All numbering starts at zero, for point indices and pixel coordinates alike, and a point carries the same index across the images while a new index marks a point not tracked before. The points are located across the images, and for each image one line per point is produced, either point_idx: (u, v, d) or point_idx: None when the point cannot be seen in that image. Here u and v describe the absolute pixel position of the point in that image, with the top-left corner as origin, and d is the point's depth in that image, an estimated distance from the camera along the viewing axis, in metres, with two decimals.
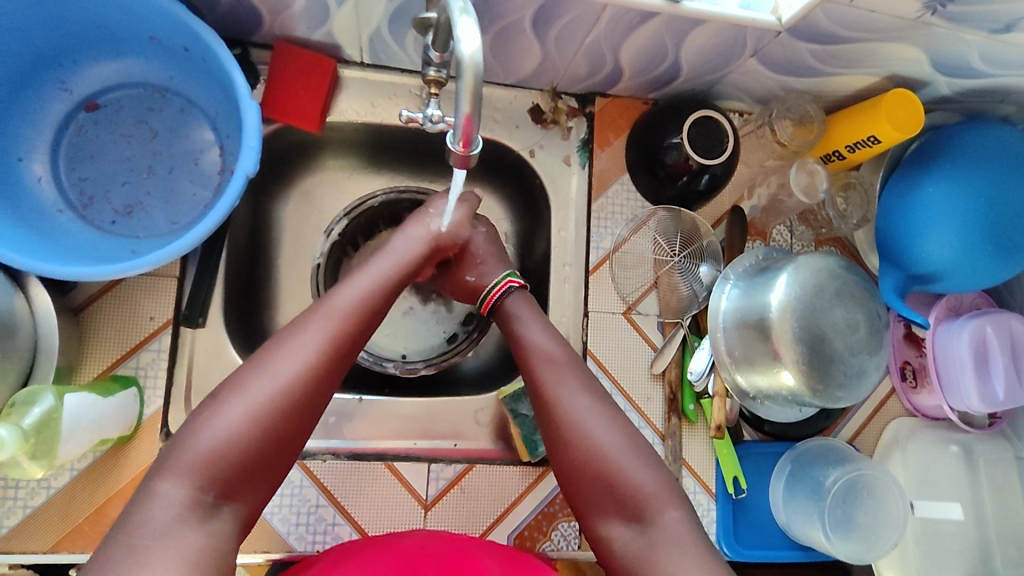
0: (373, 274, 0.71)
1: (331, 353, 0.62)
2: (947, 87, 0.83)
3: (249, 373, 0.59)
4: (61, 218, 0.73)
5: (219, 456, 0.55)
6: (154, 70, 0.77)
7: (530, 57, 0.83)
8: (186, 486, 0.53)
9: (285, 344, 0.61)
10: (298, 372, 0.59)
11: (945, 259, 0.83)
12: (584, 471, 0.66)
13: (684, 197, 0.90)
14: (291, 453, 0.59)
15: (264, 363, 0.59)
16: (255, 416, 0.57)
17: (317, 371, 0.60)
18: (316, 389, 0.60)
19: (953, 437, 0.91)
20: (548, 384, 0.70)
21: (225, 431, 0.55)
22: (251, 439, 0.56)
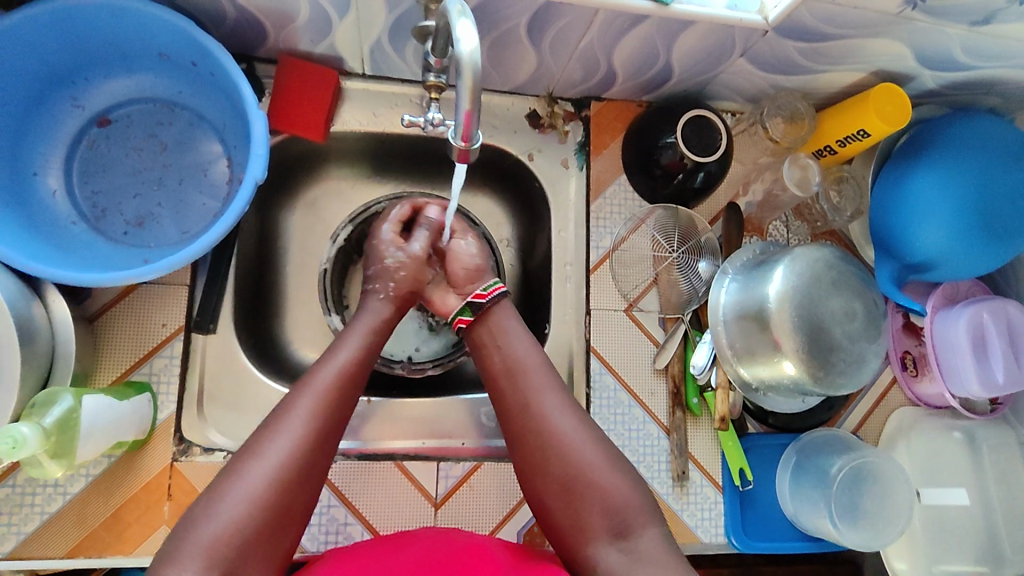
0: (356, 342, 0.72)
1: (322, 429, 0.62)
2: (933, 80, 0.85)
3: (243, 460, 0.59)
4: (75, 230, 0.76)
5: (222, 543, 0.54)
6: (164, 85, 0.79)
7: (526, 64, 0.85)
8: (192, 572, 0.52)
9: (276, 427, 0.61)
10: (292, 452, 0.60)
11: (939, 247, 0.85)
12: (564, 490, 0.67)
13: (680, 195, 0.92)
14: (293, 528, 0.59)
15: (257, 448, 0.59)
16: (256, 500, 0.56)
17: (309, 450, 0.60)
18: (309, 468, 0.60)
19: (955, 424, 0.92)
20: (531, 401, 0.71)
21: (227, 518, 0.55)
22: (251, 522, 0.55)
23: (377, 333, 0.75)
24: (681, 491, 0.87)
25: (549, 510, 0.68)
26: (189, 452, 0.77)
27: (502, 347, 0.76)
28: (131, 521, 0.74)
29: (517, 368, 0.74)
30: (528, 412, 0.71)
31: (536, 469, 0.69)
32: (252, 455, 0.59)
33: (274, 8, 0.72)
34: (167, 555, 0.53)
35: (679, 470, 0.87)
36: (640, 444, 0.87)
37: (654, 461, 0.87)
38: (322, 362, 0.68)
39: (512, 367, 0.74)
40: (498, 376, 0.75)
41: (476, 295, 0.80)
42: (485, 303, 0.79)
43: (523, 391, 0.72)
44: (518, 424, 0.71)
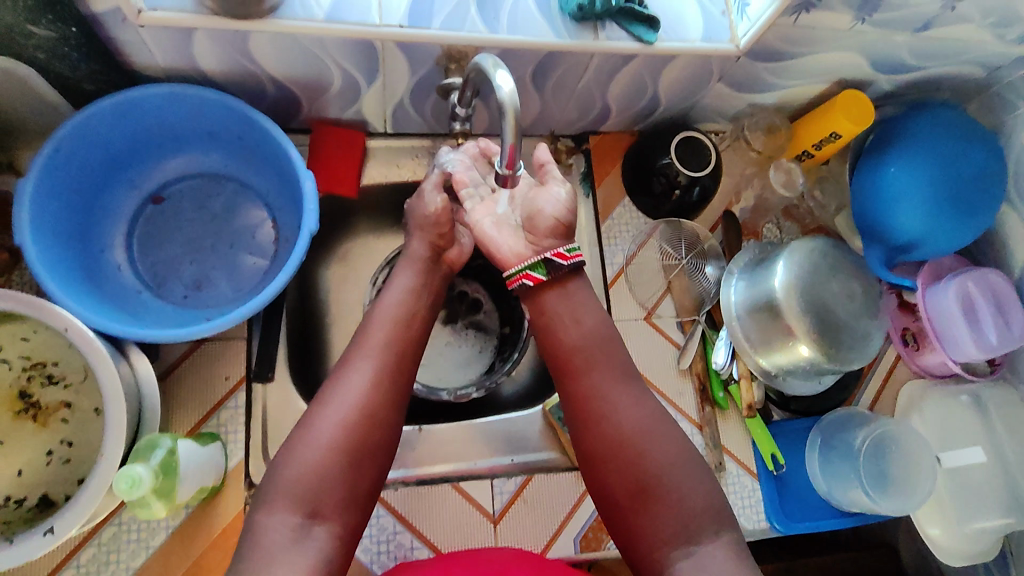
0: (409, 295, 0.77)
1: (383, 376, 0.68)
2: (889, 83, 0.96)
3: (315, 412, 0.65)
4: (141, 299, 0.82)
5: (303, 484, 0.60)
6: (211, 161, 0.88)
7: (530, 108, 0.95)
8: (283, 513, 0.59)
9: (340, 382, 0.67)
10: (357, 400, 0.66)
11: (919, 227, 0.94)
12: (636, 489, 0.66)
13: (681, 209, 1.01)
14: (370, 466, 0.64)
15: (325, 400, 0.66)
16: (329, 444, 0.63)
17: (373, 395, 0.67)
18: (377, 410, 0.66)
19: (961, 388, 0.99)
20: (601, 394, 0.70)
21: (305, 461, 0.62)
22: (325, 463, 0.62)
23: (430, 284, 0.79)
24: (719, 482, 0.92)
25: (621, 511, 0.67)
26: None
27: (576, 323, 0.73)
28: (212, 568, 0.78)
29: (582, 354, 0.72)
30: (594, 405, 0.70)
31: (606, 465, 0.68)
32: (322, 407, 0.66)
33: (310, 81, 0.81)
34: (259, 505, 0.60)
35: (716, 462, 0.92)
36: None
37: None
38: (373, 317, 0.74)
39: (578, 345, 0.73)
40: (563, 365, 0.73)
41: (557, 253, 0.73)
42: (565, 264, 0.73)
43: (591, 379, 0.71)
44: (590, 417, 0.70)
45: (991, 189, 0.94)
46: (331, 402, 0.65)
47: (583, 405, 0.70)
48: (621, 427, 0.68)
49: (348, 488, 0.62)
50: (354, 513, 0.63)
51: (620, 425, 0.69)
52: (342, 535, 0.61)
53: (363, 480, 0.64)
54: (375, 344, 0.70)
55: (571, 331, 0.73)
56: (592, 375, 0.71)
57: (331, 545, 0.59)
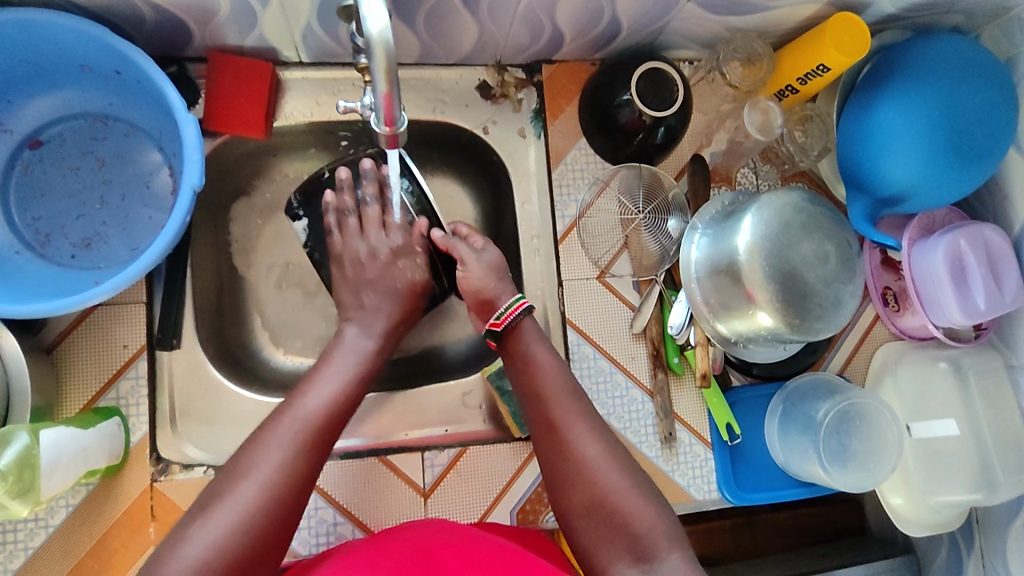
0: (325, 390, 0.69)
1: (308, 445, 0.62)
2: (891, 4, 0.82)
3: (226, 484, 0.58)
4: (20, 260, 0.74)
5: (206, 569, 0.52)
6: (91, 98, 0.77)
7: (467, 33, 0.82)
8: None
9: (258, 453, 0.61)
10: (280, 466, 0.60)
11: (913, 177, 0.83)
12: (592, 508, 0.64)
13: (642, 153, 0.89)
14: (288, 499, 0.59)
15: (248, 460, 0.60)
16: (255, 506, 0.57)
17: (298, 464, 0.61)
18: (304, 468, 0.62)
19: (941, 354, 0.90)
20: (558, 425, 0.69)
21: (211, 544, 0.54)
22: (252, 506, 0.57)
23: (354, 363, 0.73)
24: (670, 452, 0.86)
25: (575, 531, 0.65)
26: (168, 470, 0.75)
27: (527, 363, 0.73)
28: (118, 547, 0.72)
29: (543, 388, 0.71)
30: (554, 438, 0.69)
31: (562, 483, 0.67)
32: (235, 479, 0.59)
33: (192, 4, 0.68)
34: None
35: (666, 432, 0.86)
36: (625, 411, 0.87)
37: (640, 426, 0.87)
38: (305, 398, 0.66)
39: (535, 383, 0.72)
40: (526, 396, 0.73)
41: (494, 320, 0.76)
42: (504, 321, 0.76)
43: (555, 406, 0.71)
44: (556, 434, 0.69)
45: (997, 134, 0.82)
46: (253, 467, 0.59)
47: (544, 430, 0.70)
48: (577, 458, 0.67)
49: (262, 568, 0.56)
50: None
51: (579, 458, 0.67)
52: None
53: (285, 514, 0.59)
54: (307, 411, 0.65)
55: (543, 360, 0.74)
56: (562, 404, 0.70)
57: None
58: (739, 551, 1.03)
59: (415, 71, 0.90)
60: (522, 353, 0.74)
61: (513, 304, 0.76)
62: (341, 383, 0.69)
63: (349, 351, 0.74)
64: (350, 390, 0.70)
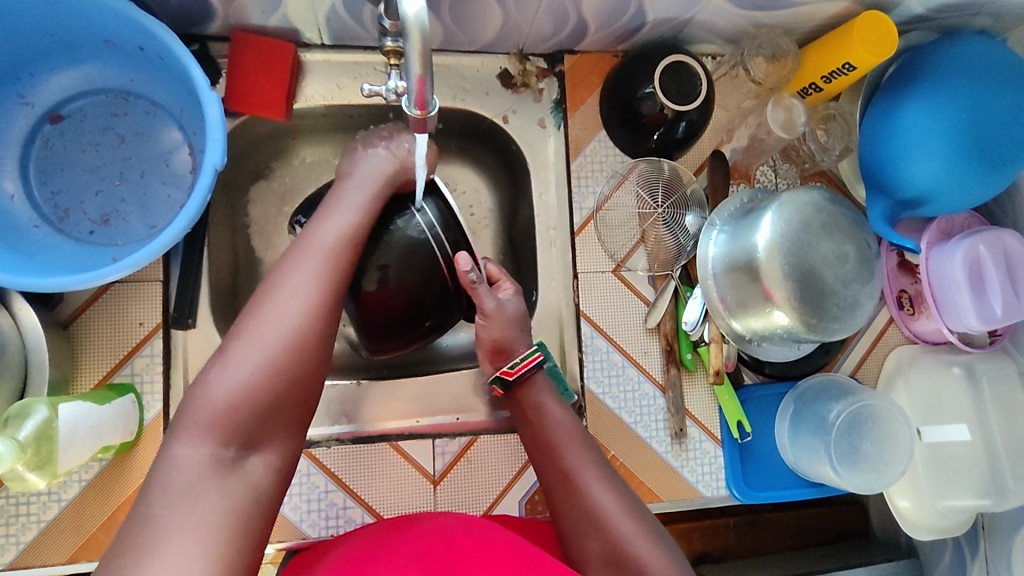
0: (347, 207, 0.67)
1: (329, 278, 0.61)
2: (920, 5, 0.81)
3: (246, 320, 0.57)
4: (38, 234, 0.74)
5: (236, 410, 0.53)
6: (113, 74, 0.76)
7: (491, 20, 0.81)
8: (205, 445, 0.51)
9: (278, 285, 0.59)
10: (297, 320, 0.58)
11: (934, 180, 0.82)
12: (609, 558, 0.61)
13: (664, 148, 0.89)
14: (314, 352, 0.58)
15: (271, 291, 0.59)
16: (276, 352, 0.56)
17: (316, 308, 0.59)
18: (322, 323, 0.59)
19: (956, 359, 0.91)
20: (572, 475, 0.66)
21: (245, 379, 0.54)
22: (273, 357, 0.55)
23: (366, 199, 0.69)
24: (679, 448, 0.86)
25: None
26: None
27: (537, 420, 0.71)
28: None
29: (554, 442, 0.69)
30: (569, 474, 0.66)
31: (576, 533, 0.64)
32: (257, 315, 0.58)
33: None
34: (177, 428, 0.52)
35: (676, 428, 0.86)
36: (636, 405, 0.87)
37: (650, 421, 0.87)
38: (320, 224, 0.64)
39: (547, 440, 0.70)
40: (538, 456, 0.70)
41: (504, 372, 0.73)
42: (513, 380, 0.73)
43: (564, 463, 0.68)
44: (566, 478, 0.66)
45: None
46: (275, 301, 0.58)
47: (557, 481, 0.67)
48: (590, 503, 0.64)
49: (306, 395, 0.57)
50: (296, 435, 0.57)
51: (592, 504, 0.64)
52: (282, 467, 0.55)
53: (314, 376, 0.58)
54: (325, 241, 0.63)
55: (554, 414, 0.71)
56: (574, 453, 0.67)
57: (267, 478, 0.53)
58: (742, 549, 1.03)
59: (436, 57, 0.90)
60: (536, 408, 0.72)
61: (527, 356, 0.73)
62: (356, 214, 0.67)
63: (360, 180, 0.70)
64: (365, 220, 0.67)
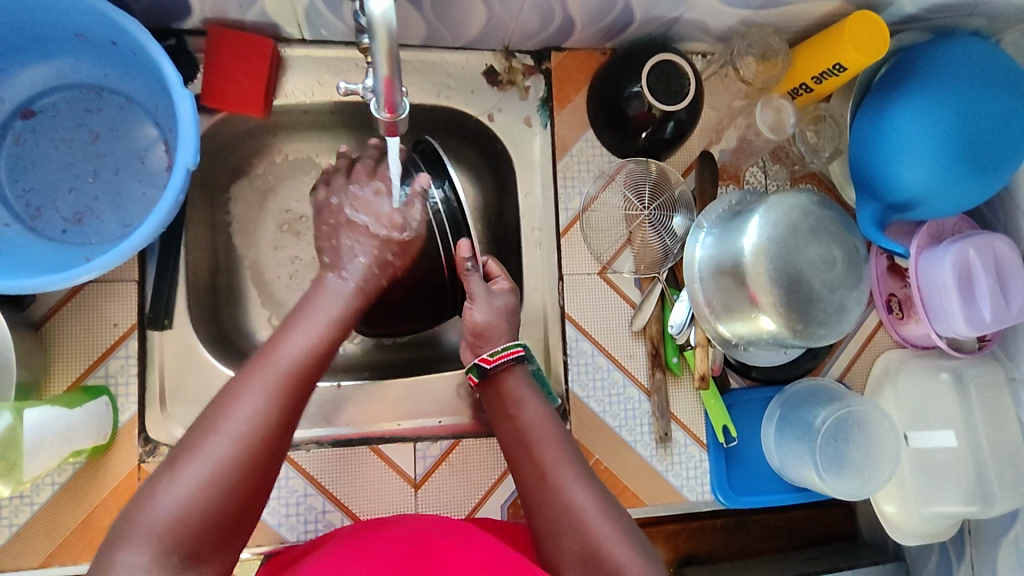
0: (310, 323, 0.63)
1: (281, 394, 0.57)
2: (912, 4, 0.80)
3: (201, 436, 0.53)
4: (10, 233, 0.72)
5: (182, 523, 0.50)
6: (86, 68, 0.74)
7: (475, 16, 0.79)
8: (146, 553, 0.48)
9: (234, 396, 0.56)
10: (255, 420, 0.55)
11: (924, 184, 0.81)
12: (583, 558, 0.58)
13: (651, 148, 0.87)
14: (266, 461, 0.55)
15: (231, 406, 0.55)
16: (228, 459, 0.53)
17: (273, 418, 0.56)
18: (276, 434, 0.56)
19: (943, 364, 0.89)
20: (547, 474, 0.63)
21: (190, 492, 0.51)
22: (227, 470, 0.52)
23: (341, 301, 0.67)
24: (664, 452, 0.85)
25: None
26: (156, 451, 0.74)
27: (514, 416, 0.68)
28: (103, 526, 0.71)
29: (531, 439, 0.66)
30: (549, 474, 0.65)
31: (550, 536, 0.61)
32: (211, 429, 0.54)
33: None
34: (121, 534, 0.49)
35: (662, 432, 0.85)
36: (621, 409, 0.86)
37: (635, 425, 0.86)
38: (283, 339, 0.61)
39: (523, 437, 0.67)
40: (515, 452, 0.67)
41: (482, 359, 0.71)
42: (493, 368, 0.71)
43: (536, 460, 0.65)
44: (537, 477, 0.64)
45: (1014, 144, 0.80)
46: (228, 418, 0.54)
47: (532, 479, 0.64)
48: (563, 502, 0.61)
49: (247, 519, 0.54)
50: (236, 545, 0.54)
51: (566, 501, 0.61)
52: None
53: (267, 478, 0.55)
54: (281, 356, 0.58)
55: (529, 408, 0.68)
56: (549, 451, 0.65)
57: None
58: (728, 551, 1.02)
59: (420, 53, 0.88)
60: (512, 406, 0.69)
61: (509, 347, 0.71)
62: (337, 313, 0.66)
63: (323, 298, 0.67)
64: (332, 334, 0.64)
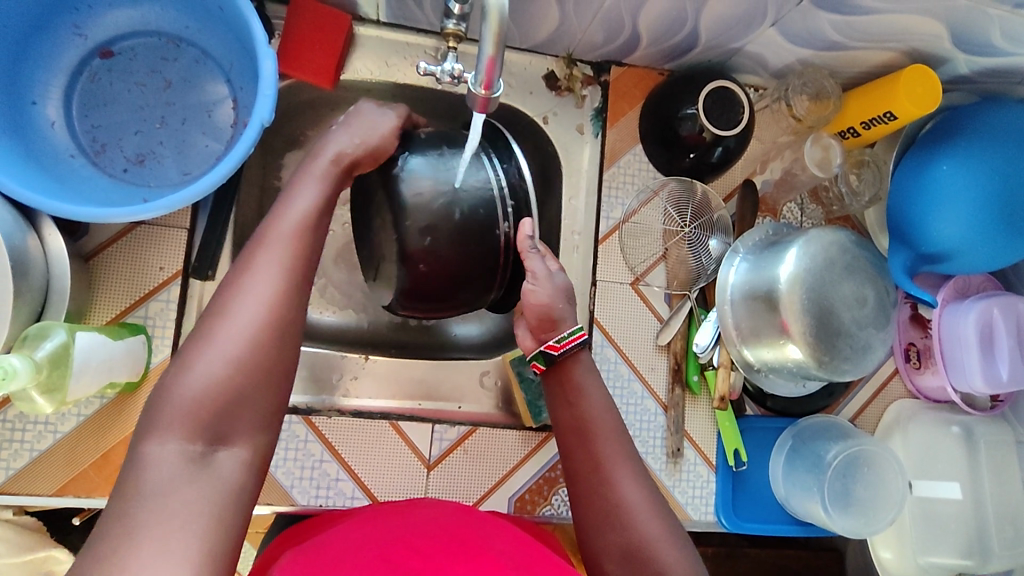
0: (305, 197, 0.58)
1: (292, 273, 0.54)
2: (966, 65, 0.83)
3: (213, 322, 0.51)
4: (73, 164, 0.74)
5: (206, 404, 0.48)
6: (170, 18, 0.77)
7: (547, 21, 0.82)
8: (175, 440, 0.46)
9: (242, 279, 0.52)
10: (266, 309, 0.52)
11: (958, 238, 0.83)
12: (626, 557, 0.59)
13: (697, 169, 0.89)
14: (279, 343, 0.52)
15: (242, 286, 0.52)
16: (245, 341, 0.50)
17: (282, 302, 0.53)
18: (287, 317, 0.53)
19: (954, 418, 0.92)
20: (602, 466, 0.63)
21: (208, 377, 0.48)
22: (244, 356, 0.50)
23: (331, 179, 0.61)
24: (673, 468, 0.86)
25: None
26: None
27: (574, 404, 0.68)
28: (122, 464, 0.72)
29: (590, 426, 0.66)
30: (575, 462, 0.66)
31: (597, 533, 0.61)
32: (221, 317, 0.51)
33: None
34: (146, 429, 0.47)
35: (673, 447, 0.86)
36: (636, 419, 0.87)
37: (649, 437, 0.87)
38: (282, 213, 0.57)
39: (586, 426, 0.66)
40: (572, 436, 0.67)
41: (548, 345, 0.70)
42: (559, 355, 0.70)
43: (594, 452, 0.65)
44: (585, 468, 0.64)
45: None
46: (239, 301, 0.51)
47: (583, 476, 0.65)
48: (611, 495, 0.62)
49: (273, 381, 0.51)
50: (268, 429, 0.51)
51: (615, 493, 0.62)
52: (255, 460, 0.49)
53: (284, 356, 0.52)
54: (286, 229, 0.55)
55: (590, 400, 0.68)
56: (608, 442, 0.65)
57: (241, 475, 0.48)
58: None
59: None
60: (576, 392, 0.69)
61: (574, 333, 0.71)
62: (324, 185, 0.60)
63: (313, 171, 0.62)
64: (326, 204, 0.59)
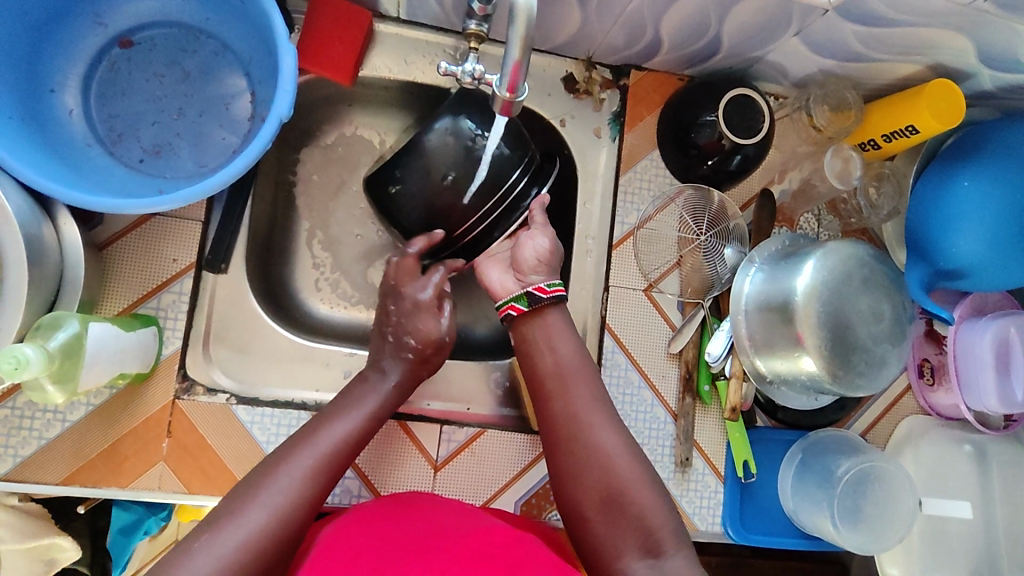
0: (353, 413, 0.71)
1: (315, 478, 0.64)
2: (990, 81, 0.81)
3: (239, 503, 0.60)
4: (90, 153, 0.73)
5: None
6: (191, 9, 0.76)
7: (569, 23, 0.82)
8: None
9: (271, 476, 0.63)
10: (283, 505, 0.61)
11: (976, 254, 0.81)
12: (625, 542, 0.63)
13: (713, 177, 0.89)
14: (287, 538, 0.60)
15: (266, 484, 0.62)
16: (260, 529, 0.59)
17: (303, 499, 0.63)
18: (301, 516, 0.62)
19: (967, 437, 0.92)
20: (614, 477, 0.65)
21: (216, 558, 0.56)
22: (252, 546, 0.58)
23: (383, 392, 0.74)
24: (682, 477, 0.86)
25: None
26: (192, 391, 0.75)
27: (555, 351, 0.75)
28: (129, 455, 0.71)
29: (569, 380, 0.74)
30: None
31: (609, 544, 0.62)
32: (246, 501, 0.61)
33: None
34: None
35: (682, 456, 0.85)
36: (645, 427, 0.86)
37: (657, 445, 0.86)
38: (324, 427, 0.69)
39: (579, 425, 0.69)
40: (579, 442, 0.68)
41: (537, 288, 0.77)
42: (545, 298, 0.77)
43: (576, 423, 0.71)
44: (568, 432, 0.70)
45: None
46: (265, 489, 0.62)
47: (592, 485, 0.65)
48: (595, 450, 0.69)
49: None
50: None
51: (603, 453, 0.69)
52: None
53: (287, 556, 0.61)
54: (324, 442, 0.67)
55: (553, 355, 0.75)
56: None
57: None
58: None
59: None
60: (548, 342, 0.76)
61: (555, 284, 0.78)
62: (375, 399, 0.73)
63: (370, 387, 0.74)
64: (371, 425, 0.72)
